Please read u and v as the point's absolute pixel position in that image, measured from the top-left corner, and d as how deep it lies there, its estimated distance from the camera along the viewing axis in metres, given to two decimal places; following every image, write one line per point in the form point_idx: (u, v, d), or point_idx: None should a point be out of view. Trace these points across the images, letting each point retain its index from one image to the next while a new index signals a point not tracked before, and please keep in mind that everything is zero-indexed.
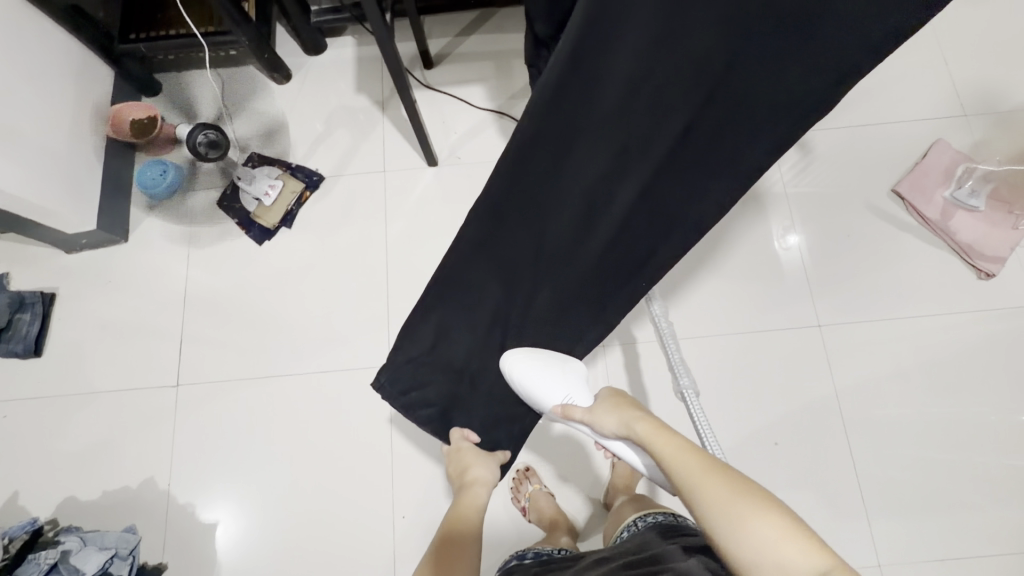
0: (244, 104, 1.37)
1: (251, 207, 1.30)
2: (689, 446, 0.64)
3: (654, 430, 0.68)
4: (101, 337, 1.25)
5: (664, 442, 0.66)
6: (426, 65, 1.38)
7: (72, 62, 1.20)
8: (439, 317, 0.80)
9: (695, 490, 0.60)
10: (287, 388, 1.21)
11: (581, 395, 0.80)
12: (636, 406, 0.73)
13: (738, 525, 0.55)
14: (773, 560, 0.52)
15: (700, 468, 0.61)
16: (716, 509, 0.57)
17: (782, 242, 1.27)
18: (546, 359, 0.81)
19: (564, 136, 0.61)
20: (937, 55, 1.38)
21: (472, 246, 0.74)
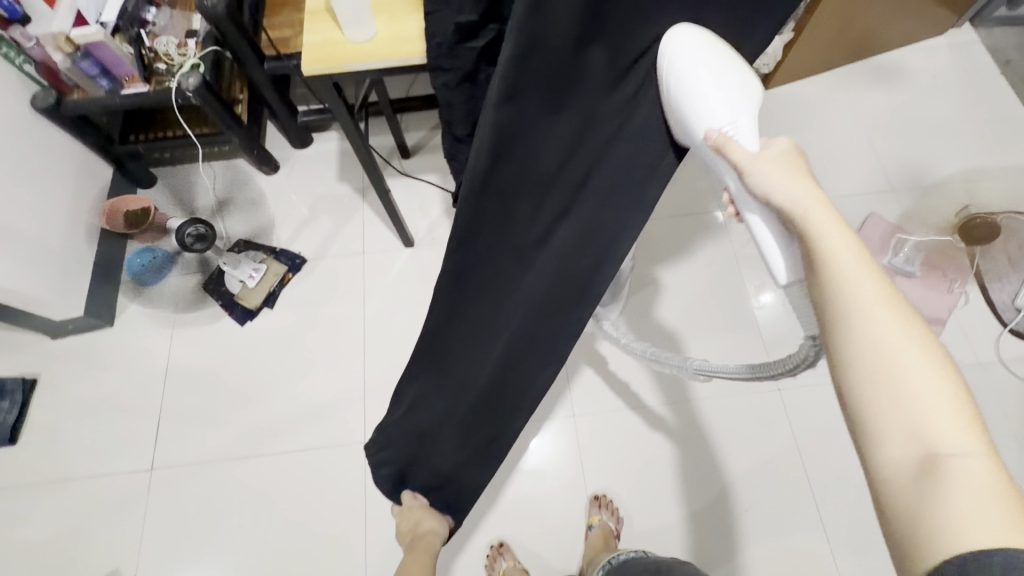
0: (237, 193, 1.46)
1: (235, 289, 1.35)
2: (864, 252, 0.41)
3: (832, 226, 0.42)
4: (78, 422, 1.26)
5: (846, 238, 0.41)
6: (403, 155, 1.51)
7: (74, 162, 1.30)
8: (416, 392, 0.85)
9: (856, 312, 0.40)
10: (262, 468, 1.21)
11: (754, 125, 0.48)
12: (818, 189, 0.45)
13: (895, 362, 0.38)
14: (911, 396, 0.37)
15: (880, 286, 0.40)
16: (876, 336, 0.39)
17: (756, 298, 1.36)
18: (723, 56, 0.48)
19: (502, 208, 0.58)
20: (863, 137, 1.54)
21: (442, 319, 0.71)
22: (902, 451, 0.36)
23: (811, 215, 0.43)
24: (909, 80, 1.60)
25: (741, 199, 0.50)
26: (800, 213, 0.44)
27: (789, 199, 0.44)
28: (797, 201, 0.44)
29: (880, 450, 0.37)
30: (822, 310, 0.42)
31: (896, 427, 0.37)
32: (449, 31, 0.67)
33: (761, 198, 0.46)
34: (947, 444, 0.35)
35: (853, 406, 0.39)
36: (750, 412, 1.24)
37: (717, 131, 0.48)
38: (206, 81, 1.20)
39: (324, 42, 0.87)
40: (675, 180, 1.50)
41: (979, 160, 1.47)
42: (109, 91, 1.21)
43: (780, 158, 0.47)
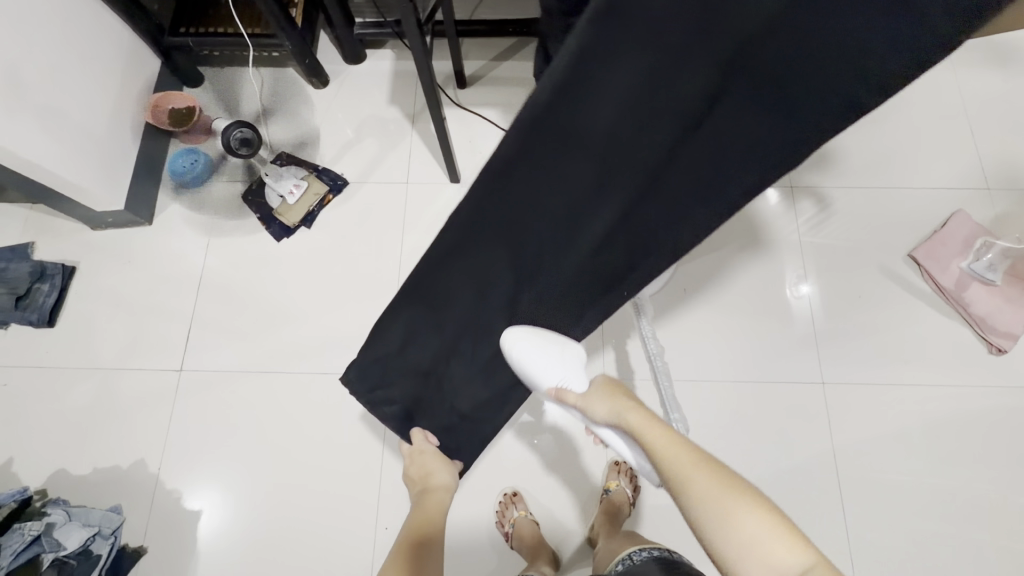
0: (282, 104, 1.41)
1: (275, 203, 1.32)
2: (674, 438, 0.67)
3: (646, 423, 0.68)
4: (113, 315, 1.27)
5: (656, 434, 0.67)
6: (459, 85, 1.41)
7: (123, 50, 1.24)
8: (407, 322, 0.78)
9: (688, 493, 0.62)
10: (286, 385, 1.22)
11: (579, 378, 0.75)
12: (637, 405, 0.71)
13: (733, 513, 0.59)
14: (751, 539, 0.57)
15: (696, 465, 0.63)
16: (700, 495, 0.61)
17: (794, 289, 1.27)
18: (548, 339, 0.73)
19: (547, 154, 0.52)
20: (964, 125, 1.38)
21: (448, 252, 0.66)
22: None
23: (630, 420, 0.69)
24: None
25: (591, 423, 0.75)
26: (624, 420, 0.70)
27: (619, 416, 0.70)
28: (627, 419, 0.70)
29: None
30: (675, 502, 0.64)
31: (754, 567, 0.56)
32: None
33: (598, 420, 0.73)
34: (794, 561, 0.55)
35: (722, 563, 0.59)
36: (785, 402, 1.20)
37: (554, 388, 0.73)
38: None
39: None
40: None
41: None
42: None
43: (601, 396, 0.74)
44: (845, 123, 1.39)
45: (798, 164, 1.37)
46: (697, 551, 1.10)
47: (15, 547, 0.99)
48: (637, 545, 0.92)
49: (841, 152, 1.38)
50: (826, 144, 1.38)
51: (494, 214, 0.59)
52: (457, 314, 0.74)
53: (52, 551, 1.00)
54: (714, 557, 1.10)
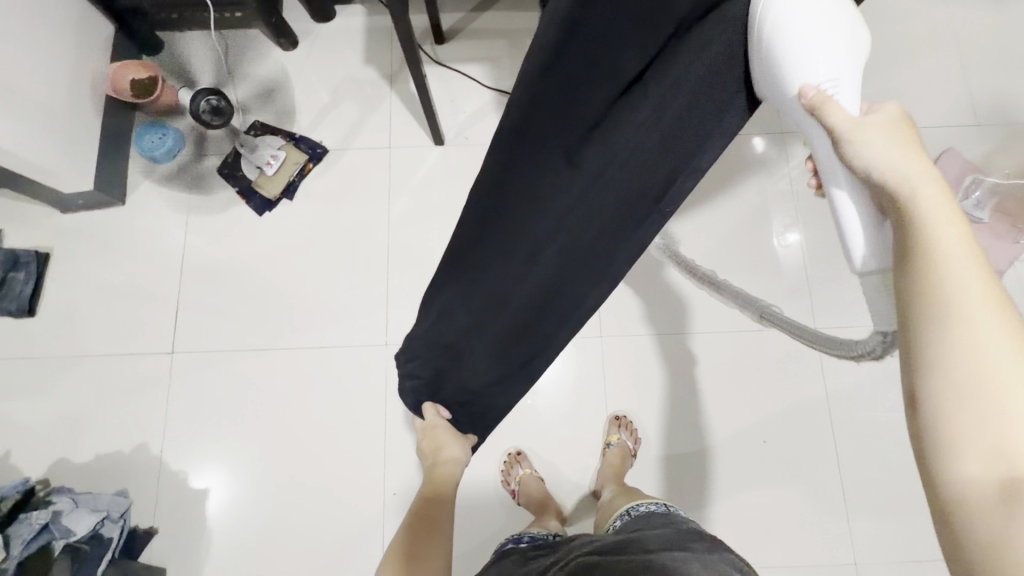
0: (252, 69, 1.33)
1: (252, 175, 1.27)
2: (965, 226, 0.39)
3: (946, 222, 0.39)
4: (96, 302, 1.23)
5: (957, 240, 0.38)
6: (437, 40, 1.34)
7: (74, 16, 1.16)
8: (447, 298, 0.69)
9: (953, 303, 0.37)
10: (282, 363, 1.21)
11: (856, 79, 0.41)
12: (922, 163, 0.42)
13: (1002, 374, 0.36)
14: (1003, 406, 0.35)
15: (980, 277, 0.37)
16: (980, 339, 0.36)
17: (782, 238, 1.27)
18: (831, 10, 0.39)
19: (556, 107, 0.45)
20: (956, 61, 1.36)
21: (474, 217, 0.56)
22: (980, 469, 0.35)
23: (919, 194, 0.40)
24: None
25: (830, 174, 0.45)
26: (908, 188, 0.40)
27: (891, 165, 0.41)
28: (899, 169, 0.41)
29: (957, 460, 0.36)
30: (905, 310, 0.39)
31: (969, 439, 0.36)
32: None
33: (856, 169, 0.43)
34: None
35: (918, 427, 0.38)
36: (779, 348, 1.22)
37: (815, 89, 0.41)
38: None
39: None
40: None
41: None
42: None
43: (885, 128, 0.42)
44: None
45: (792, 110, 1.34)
46: (697, 495, 1.15)
47: (24, 537, 0.99)
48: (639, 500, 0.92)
49: None
50: None
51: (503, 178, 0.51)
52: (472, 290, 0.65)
53: (63, 538, 1.01)
54: (712, 499, 1.15)
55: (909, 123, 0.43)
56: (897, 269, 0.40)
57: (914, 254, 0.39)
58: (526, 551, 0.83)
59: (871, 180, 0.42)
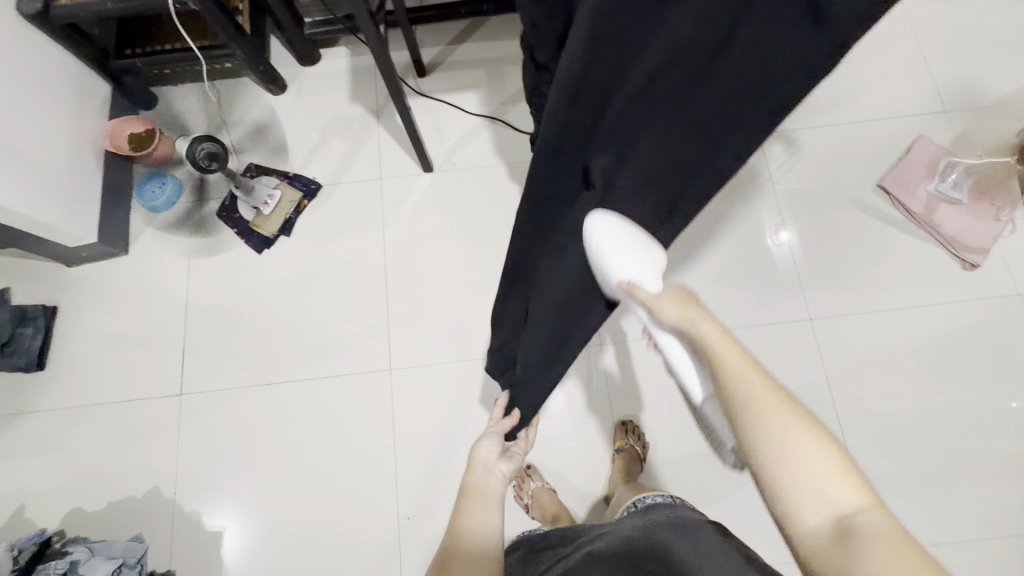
0: (243, 116, 1.39)
1: (250, 216, 1.31)
2: (742, 349, 0.54)
3: (722, 342, 0.55)
4: (104, 350, 1.26)
5: (730, 349, 0.54)
6: (419, 73, 1.40)
7: (71, 78, 1.21)
8: (513, 304, 0.84)
9: (754, 400, 0.51)
10: (289, 395, 1.22)
11: (657, 271, 0.58)
12: (703, 307, 0.57)
13: (797, 452, 0.49)
14: (808, 470, 0.49)
15: (763, 380, 0.52)
16: (780, 434, 0.50)
17: (775, 238, 1.30)
18: (632, 234, 0.55)
19: (586, 121, 0.51)
20: (917, 52, 1.41)
21: (528, 229, 0.70)
22: (817, 519, 0.48)
23: (702, 330, 0.55)
24: None
25: (650, 325, 0.61)
26: (695, 328, 0.56)
27: (683, 314, 0.57)
28: (686, 321, 0.57)
29: (799, 514, 0.48)
30: (732, 418, 0.53)
31: (806, 503, 0.48)
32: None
33: (664, 323, 0.58)
34: (841, 496, 0.48)
35: (773, 499, 0.50)
36: (776, 342, 1.24)
37: (627, 282, 0.57)
38: None
39: None
40: None
41: None
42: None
43: (674, 300, 0.58)
44: None
45: None
46: (709, 494, 1.15)
47: None
48: (644, 494, 0.94)
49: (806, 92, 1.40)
50: None
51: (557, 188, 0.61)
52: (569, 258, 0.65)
53: None
54: (725, 497, 1.15)
55: (689, 292, 0.59)
56: (711, 376, 0.55)
57: (721, 382, 0.53)
58: (532, 546, 0.86)
59: (674, 327, 0.58)
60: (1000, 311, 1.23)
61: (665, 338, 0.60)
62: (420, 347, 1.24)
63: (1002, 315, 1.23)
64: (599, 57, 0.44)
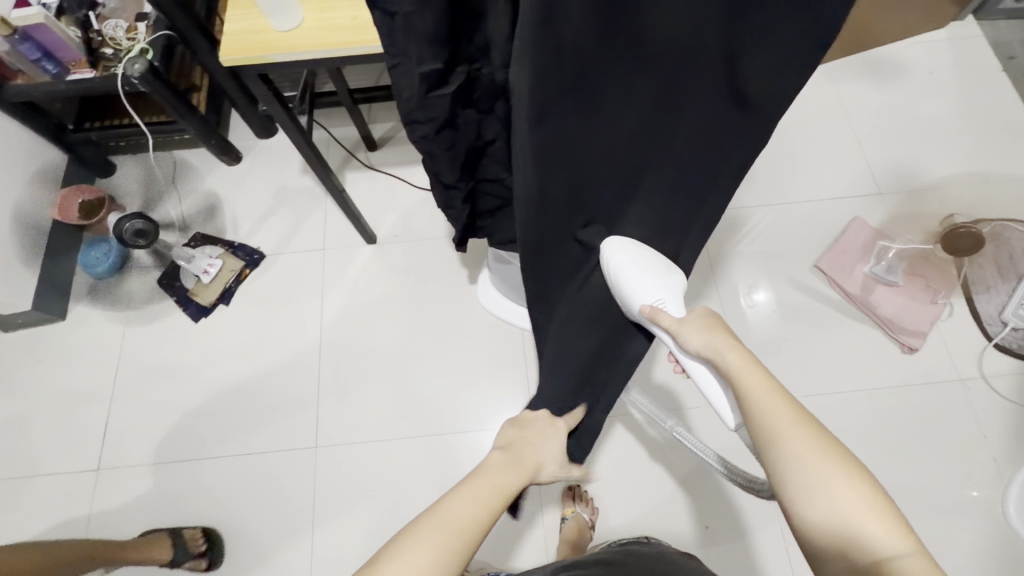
0: (194, 186, 1.42)
1: (190, 284, 1.32)
2: (770, 381, 0.58)
3: (745, 367, 0.59)
4: (25, 419, 1.23)
5: (757, 378, 0.58)
6: (369, 148, 1.44)
7: (23, 150, 1.26)
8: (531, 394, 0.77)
9: (776, 430, 0.54)
10: (209, 472, 1.18)
11: (677, 303, 0.70)
12: (731, 337, 0.63)
13: (829, 485, 0.49)
14: (836, 501, 0.49)
15: (788, 411, 0.55)
16: (809, 465, 0.51)
17: (749, 298, 1.30)
18: (648, 260, 0.71)
19: (560, 206, 0.65)
20: (852, 135, 1.46)
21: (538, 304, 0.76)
22: (850, 562, 0.46)
23: (727, 361, 0.61)
24: (906, 75, 1.51)
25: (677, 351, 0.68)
26: (721, 358, 0.61)
27: (707, 343, 0.63)
28: (718, 353, 0.62)
29: (823, 545, 0.49)
30: (760, 447, 0.55)
31: (840, 537, 0.48)
32: (414, 84, 0.54)
33: (690, 349, 0.65)
34: (871, 530, 0.47)
35: (801, 528, 0.51)
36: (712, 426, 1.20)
37: (650, 305, 0.69)
38: (153, 67, 1.14)
39: (247, 30, 0.76)
40: None
41: (977, 163, 1.39)
42: (54, 76, 1.17)
43: (699, 322, 0.66)
44: None
45: None
46: None
47: None
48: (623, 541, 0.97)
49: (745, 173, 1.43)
50: None
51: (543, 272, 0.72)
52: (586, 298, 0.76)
53: None
54: None
55: (719, 318, 0.67)
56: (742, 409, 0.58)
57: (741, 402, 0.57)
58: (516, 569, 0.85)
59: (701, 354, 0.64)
60: (942, 397, 1.20)
61: (692, 364, 0.67)
62: (349, 422, 1.21)
63: (944, 401, 1.20)
64: (554, 158, 0.58)
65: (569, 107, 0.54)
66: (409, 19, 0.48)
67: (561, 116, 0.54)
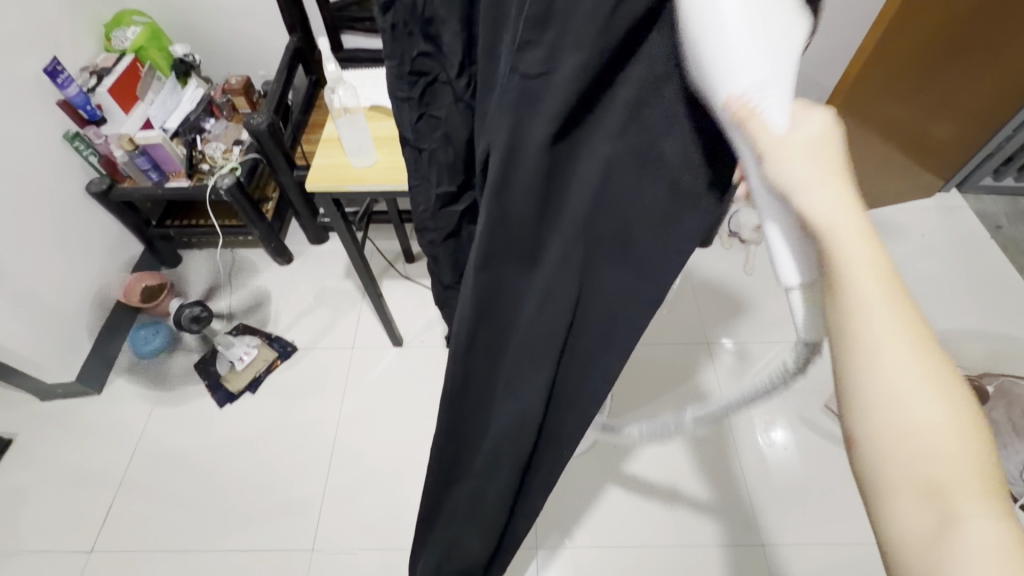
0: (246, 281, 1.57)
1: (223, 369, 1.40)
2: (882, 253, 0.29)
3: (852, 219, 0.30)
4: (35, 492, 1.24)
5: (862, 243, 0.29)
6: (408, 260, 1.60)
7: (108, 239, 1.44)
8: (442, 528, 0.83)
9: (875, 335, 0.29)
10: (201, 565, 1.15)
11: (790, 95, 0.31)
12: (837, 173, 0.31)
13: (912, 407, 0.28)
14: (936, 462, 0.27)
15: (908, 316, 0.29)
16: (900, 368, 0.28)
17: (766, 435, 1.29)
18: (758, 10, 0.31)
19: (488, 358, 0.62)
20: None
21: (445, 459, 0.76)
22: (914, 502, 0.28)
23: (827, 214, 0.30)
24: (899, 236, 1.66)
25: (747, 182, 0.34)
26: (817, 209, 0.30)
27: (799, 182, 0.31)
28: (828, 207, 0.30)
29: (887, 499, 0.29)
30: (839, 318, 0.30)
31: (911, 475, 0.28)
32: (431, 200, 0.67)
33: (776, 181, 0.31)
34: (970, 518, 0.27)
35: (859, 452, 0.30)
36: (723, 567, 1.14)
37: (740, 99, 0.30)
38: (239, 181, 1.35)
39: (331, 164, 0.94)
40: (665, 309, 1.53)
41: (975, 321, 1.47)
42: (156, 182, 1.38)
43: (812, 141, 0.31)
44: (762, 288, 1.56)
45: (715, 324, 1.50)
46: None
47: None
48: None
49: (754, 310, 1.52)
50: (736, 302, 1.54)
51: (458, 425, 0.71)
52: (488, 484, 0.72)
53: None
54: None
55: (837, 136, 0.32)
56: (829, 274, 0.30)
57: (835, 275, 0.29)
58: None
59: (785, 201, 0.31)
60: None
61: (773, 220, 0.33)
62: (350, 527, 1.19)
63: None
64: (488, 311, 0.56)
65: (506, 255, 0.50)
66: (433, 155, 0.61)
67: (495, 265, 0.51)
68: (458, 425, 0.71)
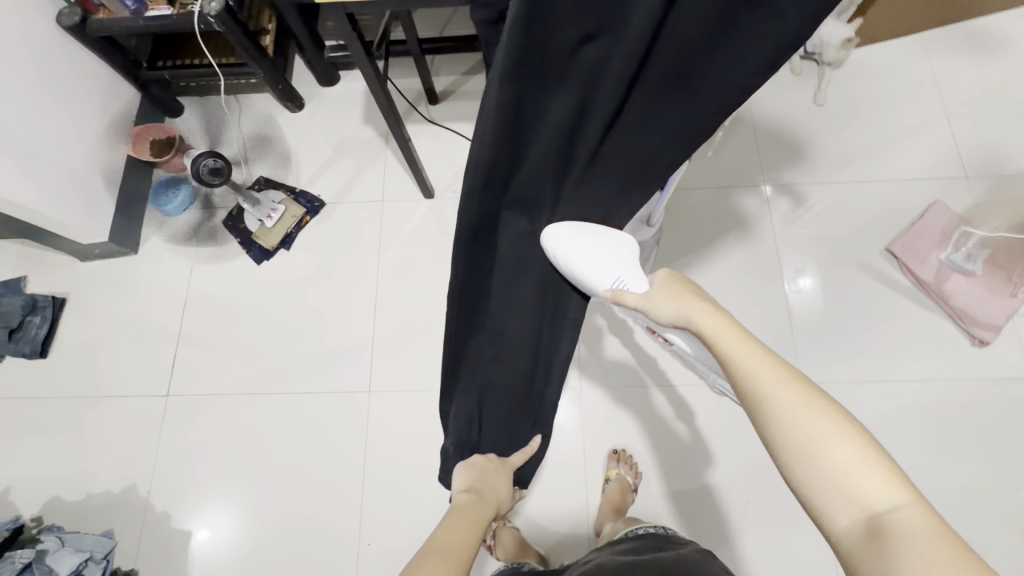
0: (258, 133, 1.44)
1: (253, 227, 1.36)
2: (746, 341, 0.51)
3: (721, 328, 0.52)
4: (101, 345, 1.31)
5: (737, 342, 0.51)
6: (431, 101, 1.43)
7: (100, 85, 1.29)
8: (471, 393, 0.73)
9: (767, 397, 0.48)
10: (268, 406, 1.24)
11: (636, 277, 0.66)
12: (705, 302, 0.55)
13: (813, 444, 0.45)
14: (839, 476, 0.44)
15: (775, 372, 0.49)
16: (795, 419, 0.46)
17: (793, 284, 1.26)
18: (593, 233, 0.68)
19: (507, 180, 0.60)
20: (940, 113, 1.36)
21: (467, 317, 0.68)
22: (844, 513, 0.43)
23: (698, 324, 0.54)
24: (1007, 52, 1.39)
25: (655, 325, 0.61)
26: (692, 325, 0.54)
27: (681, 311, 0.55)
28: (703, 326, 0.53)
29: (829, 513, 0.44)
30: (746, 403, 0.49)
31: (831, 494, 0.43)
32: None
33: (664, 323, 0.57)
34: (881, 511, 0.42)
35: (796, 485, 0.46)
36: None
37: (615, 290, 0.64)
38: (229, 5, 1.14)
39: None
40: (719, 147, 1.38)
41: None
42: (133, 11, 1.17)
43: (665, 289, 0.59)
44: (833, 122, 1.38)
45: (772, 166, 1.36)
46: None
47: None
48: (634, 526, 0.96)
49: (819, 147, 1.36)
50: (801, 139, 1.37)
51: (477, 273, 0.65)
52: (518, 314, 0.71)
53: None
54: None
55: (680, 276, 0.60)
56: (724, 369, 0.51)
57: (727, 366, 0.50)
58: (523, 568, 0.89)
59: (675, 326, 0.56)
60: (1011, 394, 1.15)
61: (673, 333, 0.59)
62: (402, 373, 1.24)
63: (1013, 398, 1.15)
64: (522, 115, 0.55)
65: (539, 48, 0.50)
66: None
67: (532, 57, 0.50)
68: (478, 273, 0.66)
